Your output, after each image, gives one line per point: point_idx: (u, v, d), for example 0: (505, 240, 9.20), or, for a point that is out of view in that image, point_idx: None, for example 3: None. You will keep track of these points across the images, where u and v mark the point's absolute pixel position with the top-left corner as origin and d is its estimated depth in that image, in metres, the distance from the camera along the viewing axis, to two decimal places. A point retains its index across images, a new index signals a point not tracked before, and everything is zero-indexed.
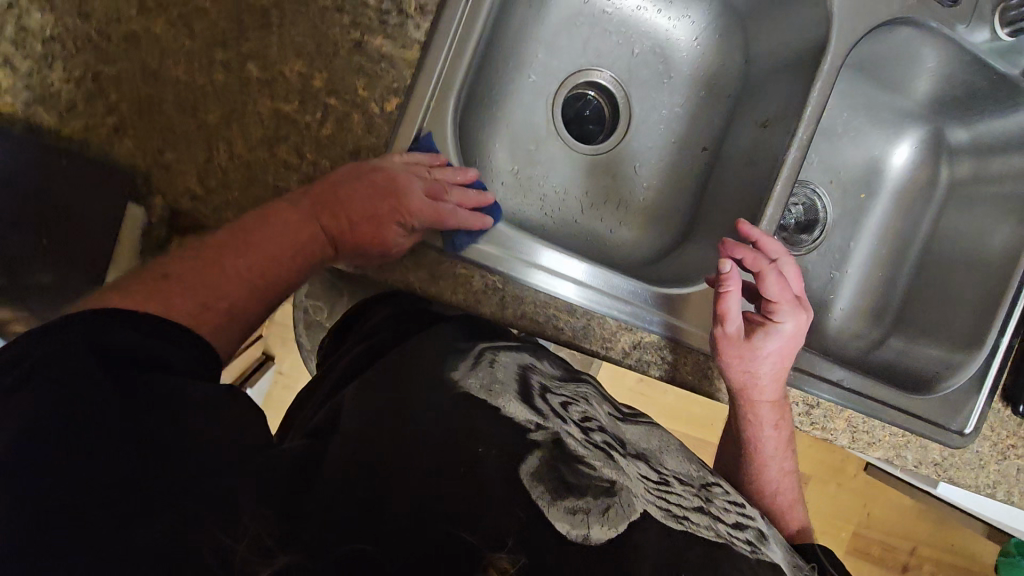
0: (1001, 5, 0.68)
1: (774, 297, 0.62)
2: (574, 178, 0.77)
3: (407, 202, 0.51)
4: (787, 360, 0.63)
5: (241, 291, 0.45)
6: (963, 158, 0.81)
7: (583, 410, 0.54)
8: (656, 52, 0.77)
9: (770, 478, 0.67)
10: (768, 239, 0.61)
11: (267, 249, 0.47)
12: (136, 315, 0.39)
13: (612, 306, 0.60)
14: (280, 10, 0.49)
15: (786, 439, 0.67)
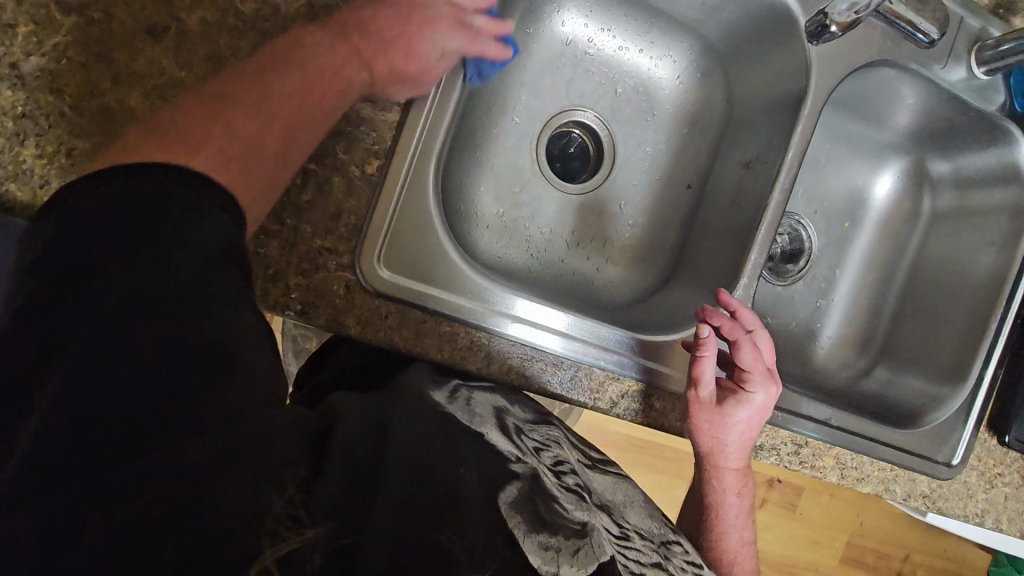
0: (977, 45, 0.69)
1: (747, 366, 0.63)
2: (559, 219, 0.76)
3: (431, 16, 0.54)
4: (755, 430, 0.64)
5: (292, 109, 0.44)
6: (944, 189, 0.82)
7: (555, 454, 0.54)
8: (639, 91, 0.78)
9: (727, 550, 0.68)
10: (744, 310, 0.63)
11: (311, 71, 0.46)
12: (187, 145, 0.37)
13: (599, 356, 0.61)
14: None
15: (747, 509, 0.69)
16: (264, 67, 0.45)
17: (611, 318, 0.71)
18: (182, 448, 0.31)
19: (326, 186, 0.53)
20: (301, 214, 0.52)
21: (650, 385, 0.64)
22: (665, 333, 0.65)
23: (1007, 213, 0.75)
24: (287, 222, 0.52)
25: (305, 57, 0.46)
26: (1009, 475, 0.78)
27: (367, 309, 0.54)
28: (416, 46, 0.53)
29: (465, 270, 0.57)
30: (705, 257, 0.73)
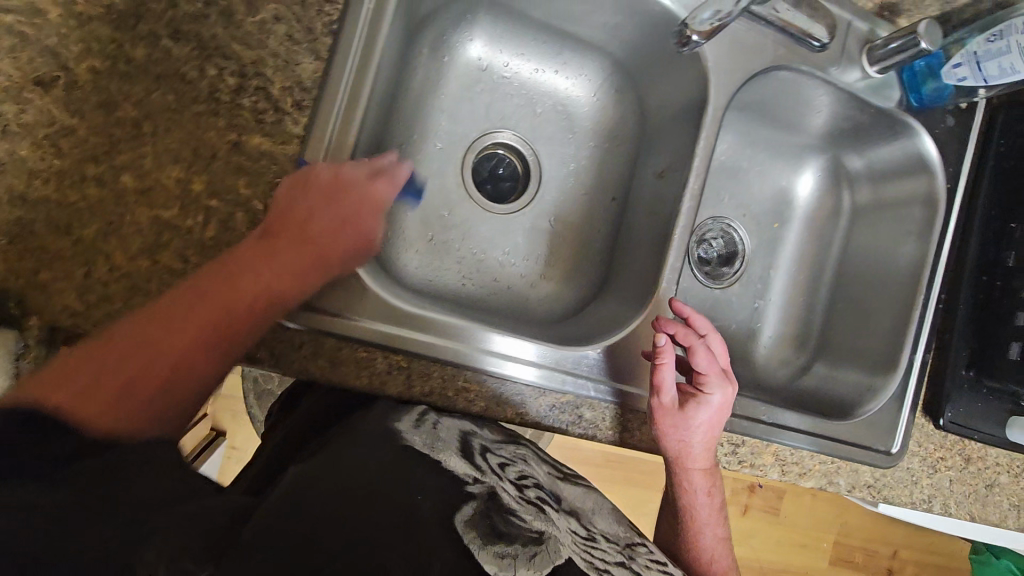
0: (867, 46, 0.72)
1: (703, 369, 0.64)
2: (491, 239, 0.77)
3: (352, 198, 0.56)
4: (716, 428, 0.64)
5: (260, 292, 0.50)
6: (861, 184, 0.85)
7: (520, 469, 0.56)
8: (559, 110, 0.80)
9: (702, 552, 0.68)
10: (697, 315, 0.66)
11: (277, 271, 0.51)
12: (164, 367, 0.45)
13: (558, 379, 0.62)
14: (151, 122, 0.50)
15: (718, 506, 0.68)
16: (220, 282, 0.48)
17: (544, 334, 0.71)
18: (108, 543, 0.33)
19: (231, 222, 0.52)
20: (206, 251, 0.51)
21: (584, 395, 0.63)
22: (615, 331, 0.66)
23: (920, 204, 0.78)
24: (191, 260, 0.51)
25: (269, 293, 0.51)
26: (951, 458, 0.80)
27: (280, 341, 0.54)
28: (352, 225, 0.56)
29: (380, 295, 0.57)
30: (632, 268, 0.74)
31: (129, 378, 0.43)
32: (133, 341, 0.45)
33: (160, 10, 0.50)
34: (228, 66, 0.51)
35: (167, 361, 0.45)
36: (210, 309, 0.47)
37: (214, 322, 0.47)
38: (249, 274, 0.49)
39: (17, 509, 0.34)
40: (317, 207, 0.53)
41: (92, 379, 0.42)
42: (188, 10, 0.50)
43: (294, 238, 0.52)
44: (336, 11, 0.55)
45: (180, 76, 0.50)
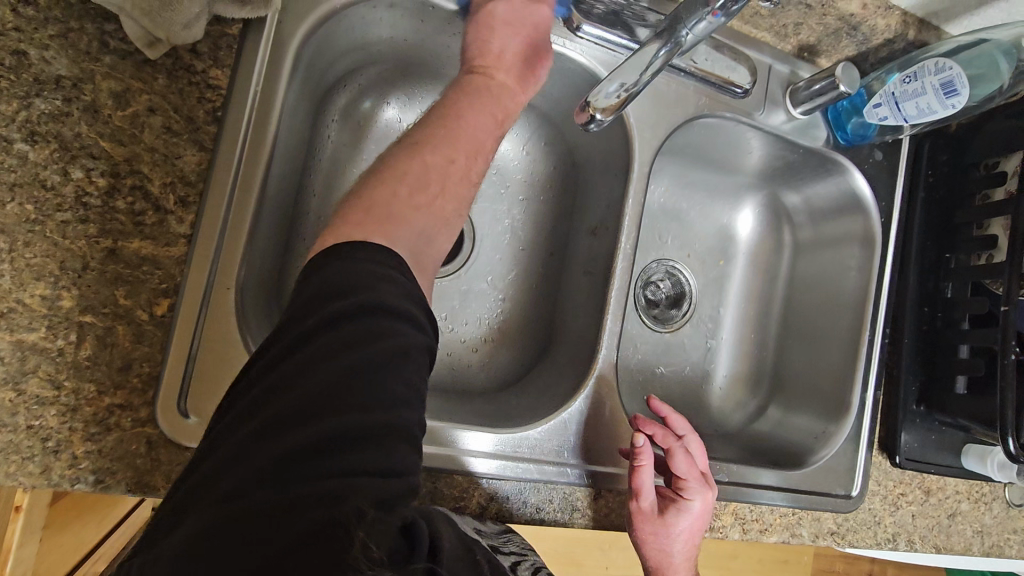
0: (791, 88, 0.72)
1: (683, 473, 0.61)
2: (429, 305, 0.72)
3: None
4: (697, 536, 0.62)
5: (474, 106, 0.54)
6: (800, 219, 0.84)
7: (530, 563, 0.54)
8: (488, 165, 0.76)
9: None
10: (674, 415, 0.65)
11: (481, 110, 0.54)
12: (432, 193, 0.48)
13: (518, 468, 0.59)
14: (9, 235, 0.44)
15: None
16: (445, 124, 0.52)
17: (481, 412, 0.66)
18: (352, 460, 0.34)
19: (110, 337, 0.46)
20: (81, 373, 0.45)
21: (523, 480, 0.60)
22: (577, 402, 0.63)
23: (857, 240, 0.78)
24: (64, 384, 0.45)
25: (479, 137, 0.53)
26: (911, 493, 0.79)
27: (177, 464, 0.48)
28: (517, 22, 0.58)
29: None
30: (574, 330, 0.71)
31: (396, 208, 0.45)
32: (395, 177, 0.47)
33: (11, 111, 0.44)
34: (97, 166, 0.46)
35: (419, 208, 0.46)
36: (444, 147, 0.50)
37: (451, 160, 0.50)
38: (460, 120, 0.52)
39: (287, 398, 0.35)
40: (503, 80, 0.57)
41: (379, 212, 0.44)
42: (46, 107, 0.45)
43: (489, 94, 0.56)
44: (219, 97, 0.50)
45: (41, 181, 0.45)
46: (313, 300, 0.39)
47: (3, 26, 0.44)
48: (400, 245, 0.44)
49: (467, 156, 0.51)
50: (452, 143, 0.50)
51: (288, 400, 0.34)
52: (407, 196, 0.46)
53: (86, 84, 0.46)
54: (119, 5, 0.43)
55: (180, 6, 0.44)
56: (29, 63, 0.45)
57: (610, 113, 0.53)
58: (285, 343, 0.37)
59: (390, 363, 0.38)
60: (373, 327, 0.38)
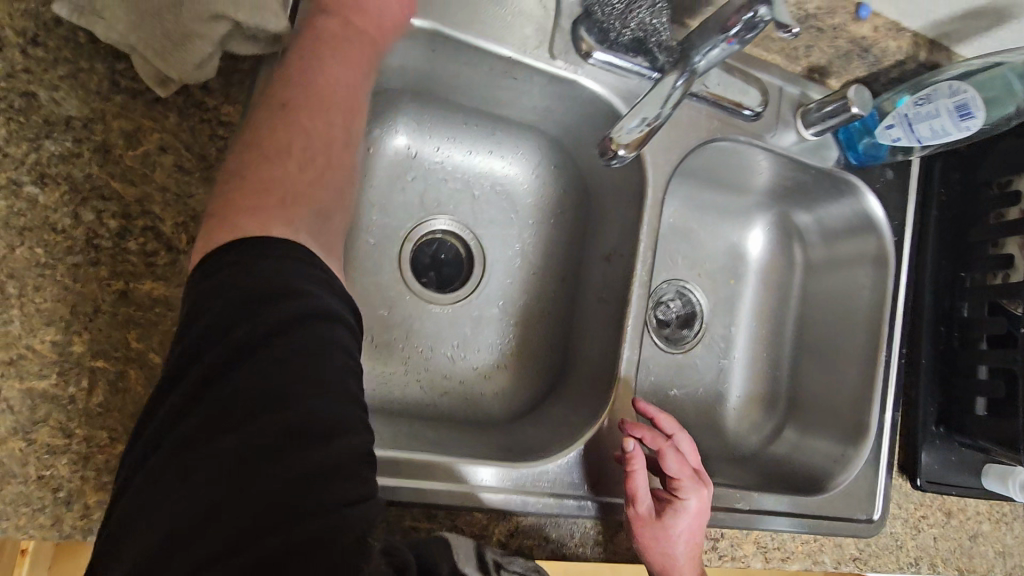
0: (802, 109, 0.71)
1: (675, 473, 0.59)
2: (441, 333, 0.71)
3: None
4: (699, 535, 0.60)
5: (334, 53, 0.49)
6: (812, 239, 0.83)
7: None
8: (497, 190, 0.75)
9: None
10: (663, 416, 0.62)
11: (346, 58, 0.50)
12: (295, 152, 0.44)
13: (537, 501, 0.58)
14: (18, 281, 0.43)
15: None
16: (303, 76, 0.47)
17: (496, 444, 0.65)
18: (329, 486, 0.34)
19: (122, 383, 0.45)
20: (94, 420, 0.44)
21: (541, 515, 0.58)
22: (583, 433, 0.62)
23: (870, 261, 0.77)
24: (75, 432, 0.44)
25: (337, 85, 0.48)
26: (933, 515, 0.77)
27: None
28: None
29: None
30: (588, 356, 0.70)
31: (290, 187, 0.43)
32: (280, 151, 0.44)
33: (20, 154, 0.43)
34: (108, 207, 0.45)
35: (311, 177, 0.44)
36: (306, 105, 0.46)
37: (314, 115, 0.46)
38: (330, 74, 0.48)
39: (232, 436, 0.33)
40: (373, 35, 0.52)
41: (267, 193, 0.42)
42: (55, 149, 0.44)
43: (351, 43, 0.50)
44: (232, 134, 0.49)
45: (50, 224, 0.44)
46: (233, 322, 0.36)
47: (13, 67, 0.44)
48: (301, 227, 0.42)
49: (345, 111, 0.48)
50: (326, 101, 0.47)
51: (237, 440, 0.33)
52: (299, 170, 0.44)
53: (96, 124, 0.45)
54: (131, 44, 0.43)
55: (191, 45, 0.43)
56: (39, 104, 0.44)
57: (633, 148, 0.51)
58: (216, 374, 0.35)
59: (334, 375, 0.37)
60: (302, 337, 0.37)
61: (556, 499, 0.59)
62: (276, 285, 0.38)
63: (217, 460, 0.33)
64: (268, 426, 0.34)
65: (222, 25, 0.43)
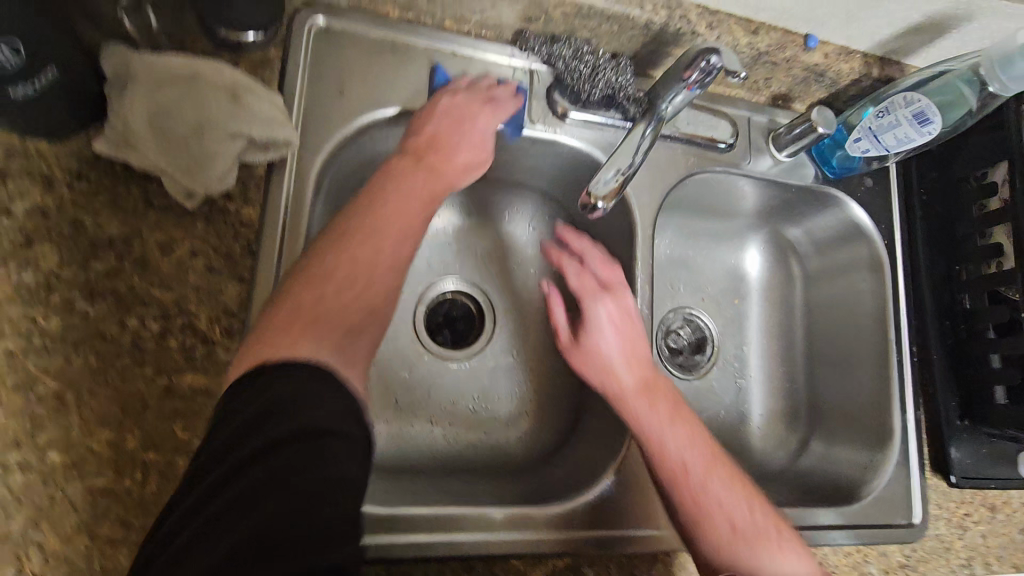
0: (772, 135, 0.76)
1: (579, 289, 0.65)
2: (461, 386, 0.74)
3: (472, 108, 0.61)
4: (627, 339, 0.62)
5: (402, 186, 0.53)
6: (806, 253, 0.86)
7: None
8: (499, 245, 0.80)
9: (721, 525, 0.55)
10: (567, 235, 0.68)
11: (411, 186, 0.54)
12: (361, 285, 0.47)
13: (572, 542, 0.59)
14: (75, 389, 0.48)
15: (728, 488, 0.56)
16: (377, 207, 0.51)
17: (527, 489, 0.67)
18: None
19: (172, 472, 0.49)
20: (149, 510, 0.48)
21: (576, 555, 0.60)
22: (606, 466, 0.65)
23: (866, 267, 0.80)
24: (134, 523, 0.47)
25: (402, 216, 0.52)
26: (977, 512, 0.76)
27: None
28: (470, 131, 0.60)
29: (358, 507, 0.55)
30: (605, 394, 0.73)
31: (326, 309, 0.45)
32: (321, 277, 0.46)
33: (71, 275, 0.49)
34: (150, 312, 0.50)
35: (343, 303, 0.46)
36: (374, 235, 0.49)
37: (383, 245, 0.49)
38: (387, 205, 0.52)
39: (228, 534, 0.32)
40: (432, 164, 0.57)
41: (303, 317, 0.44)
42: (102, 266, 0.50)
43: (415, 173, 0.55)
44: (253, 232, 0.54)
45: (101, 334, 0.49)
46: (251, 422, 0.36)
47: (61, 201, 0.50)
48: (323, 346, 0.43)
49: (397, 242, 0.51)
50: (381, 232, 0.50)
51: (231, 541, 0.31)
52: (333, 294, 0.46)
53: (134, 240, 0.51)
54: (161, 167, 0.49)
55: (214, 163, 0.49)
56: (85, 229, 0.50)
57: (611, 198, 0.56)
58: (224, 474, 0.34)
59: (343, 482, 0.36)
60: (310, 442, 0.36)
61: (590, 538, 0.60)
62: (311, 393, 0.39)
63: (216, 559, 0.30)
64: (264, 525, 0.32)
65: (239, 142, 0.50)
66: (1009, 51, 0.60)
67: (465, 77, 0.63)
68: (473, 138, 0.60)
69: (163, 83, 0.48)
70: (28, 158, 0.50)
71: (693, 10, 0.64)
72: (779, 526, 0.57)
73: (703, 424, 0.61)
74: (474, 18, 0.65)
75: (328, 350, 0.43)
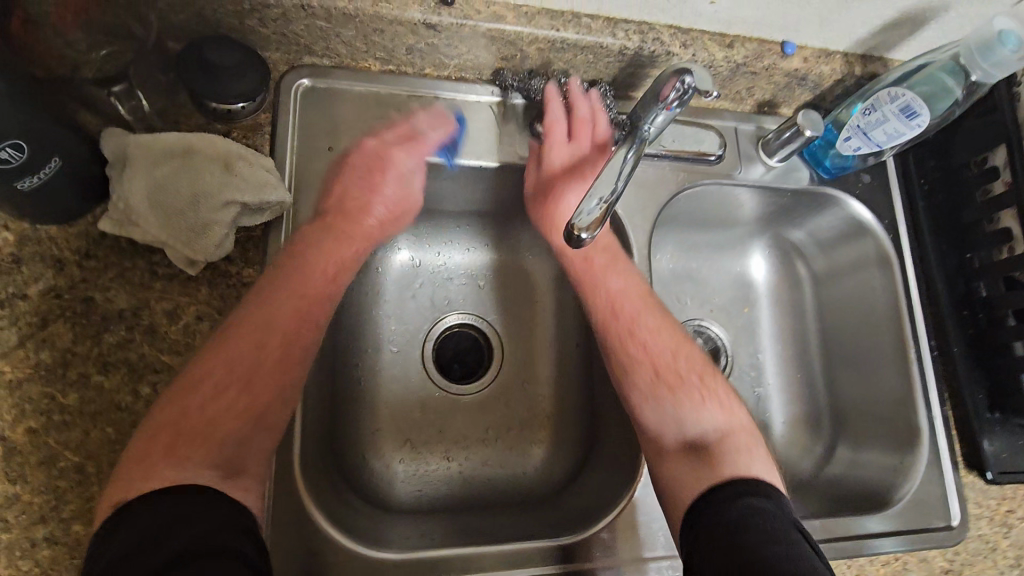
0: (761, 142, 0.76)
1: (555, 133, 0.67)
2: (474, 421, 0.75)
3: (383, 157, 0.63)
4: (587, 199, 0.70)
5: (310, 268, 0.57)
6: (812, 254, 0.85)
7: None
8: (500, 276, 0.80)
9: (644, 372, 0.65)
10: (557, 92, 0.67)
11: (316, 264, 0.58)
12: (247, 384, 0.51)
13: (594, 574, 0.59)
14: (95, 460, 0.49)
15: (666, 345, 0.66)
16: (271, 293, 0.54)
17: (548, 521, 0.66)
18: None
19: None
20: None
21: None
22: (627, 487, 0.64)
23: (875, 264, 0.78)
24: None
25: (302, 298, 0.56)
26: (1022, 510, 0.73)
27: None
28: (382, 186, 0.64)
29: (378, 556, 0.56)
30: (618, 416, 0.72)
31: (188, 432, 0.47)
32: (193, 390, 0.49)
33: (85, 349, 0.51)
34: (161, 379, 0.52)
35: (225, 413, 0.50)
36: (261, 333, 0.52)
37: (281, 336, 0.53)
38: (286, 289, 0.55)
39: None
40: (336, 228, 0.61)
41: (185, 445, 0.47)
42: (113, 339, 0.52)
43: (318, 253, 0.58)
44: None
45: (116, 404, 0.51)
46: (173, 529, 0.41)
47: (72, 280, 0.52)
48: (200, 464, 0.46)
49: (282, 344, 0.53)
50: (272, 326, 0.53)
51: None
52: (211, 405, 0.49)
53: (143, 310, 0.53)
54: (163, 241, 0.51)
55: (211, 232, 0.51)
56: (96, 305, 0.52)
57: (597, 227, 0.51)
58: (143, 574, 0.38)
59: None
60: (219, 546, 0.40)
61: (612, 565, 0.60)
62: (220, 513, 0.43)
63: None
64: None
65: (232, 209, 0.52)
66: (987, 38, 0.60)
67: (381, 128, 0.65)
68: (394, 186, 0.65)
69: (158, 161, 0.50)
70: (40, 242, 0.52)
71: (666, 31, 0.65)
72: (704, 382, 0.64)
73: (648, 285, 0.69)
74: (452, 62, 0.66)
75: (207, 467, 0.47)
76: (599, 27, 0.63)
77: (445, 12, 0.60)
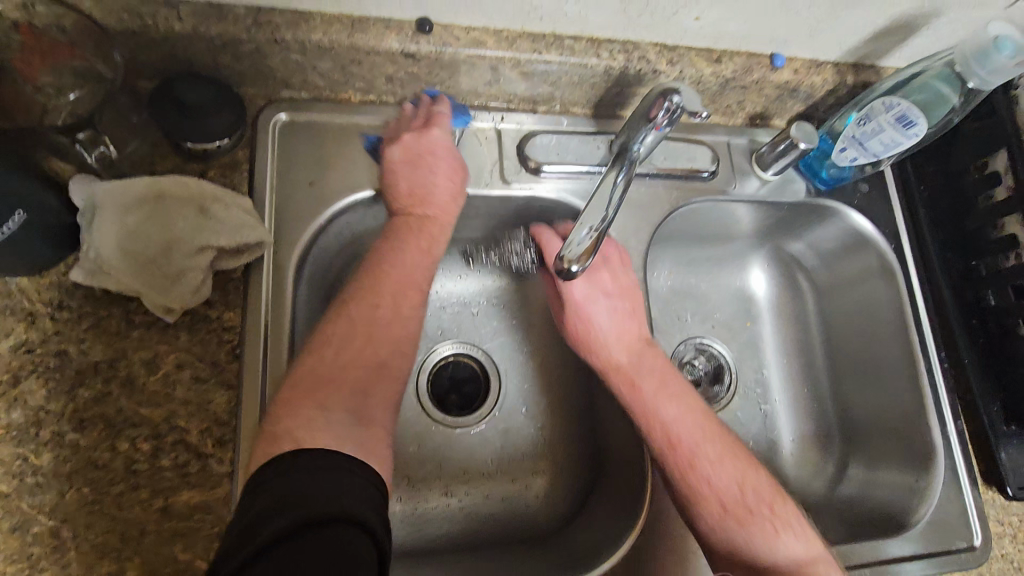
0: (755, 155, 0.74)
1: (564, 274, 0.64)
2: (474, 452, 0.72)
3: (418, 145, 0.60)
4: (626, 314, 0.63)
5: (415, 241, 0.57)
6: (812, 267, 0.82)
7: None
8: (494, 302, 0.78)
9: (712, 504, 0.56)
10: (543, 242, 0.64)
11: (421, 241, 0.57)
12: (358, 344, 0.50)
13: None
14: (71, 522, 0.47)
15: (730, 468, 0.57)
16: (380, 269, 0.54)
17: (551, 559, 0.63)
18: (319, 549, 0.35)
19: None
20: None
21: None
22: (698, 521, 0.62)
23: (878, 275, 0.76)
24: None
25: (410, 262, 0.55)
26: None
27: None
28: (425, 167, 0.59)
29: None
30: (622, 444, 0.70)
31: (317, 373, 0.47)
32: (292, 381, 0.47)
33: (59, 406, 0.49)
34: (140, 433, 0.50)
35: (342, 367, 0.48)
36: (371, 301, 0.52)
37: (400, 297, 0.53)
38: (392, 262, 0.54)
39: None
40: (426, 214, 0.58)
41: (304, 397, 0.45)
42: (89, 393, 0.49)
43: (414, 233, 0.57)
44: (235, 335, 0.54)
45: (93, 462, 0.48)
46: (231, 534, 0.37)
47: (45, 333, 0.50)
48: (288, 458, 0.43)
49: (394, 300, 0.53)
50: (380, 286, 0.53)
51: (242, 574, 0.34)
52: (333, 361, 0.48)
53: (120, 360, 0.51)
54: (135, 290, 0.49)
55: (186, 278, 0.50)
56: (71, 358, 0.50)
57: (586, 257, 0.54)
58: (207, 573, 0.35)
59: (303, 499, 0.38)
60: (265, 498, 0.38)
61: None
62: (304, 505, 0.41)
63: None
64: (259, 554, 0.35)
65: (208, 253, 0.51)
66: (984, 45, 0.58)
67: (394, 122, 0.63)
68: (445, 156, 0.60)
69: (129, 209, 0.49)
70: (10, 295, 0.50)
71: (652, 49, 0.64)
72: (775, 512, 0.56)
73: (698, 404, 0.60)
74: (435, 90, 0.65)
75: (342, 411, 0.45)
76: (582, 48, 0.62)
77: (423, 40, 0.58)
